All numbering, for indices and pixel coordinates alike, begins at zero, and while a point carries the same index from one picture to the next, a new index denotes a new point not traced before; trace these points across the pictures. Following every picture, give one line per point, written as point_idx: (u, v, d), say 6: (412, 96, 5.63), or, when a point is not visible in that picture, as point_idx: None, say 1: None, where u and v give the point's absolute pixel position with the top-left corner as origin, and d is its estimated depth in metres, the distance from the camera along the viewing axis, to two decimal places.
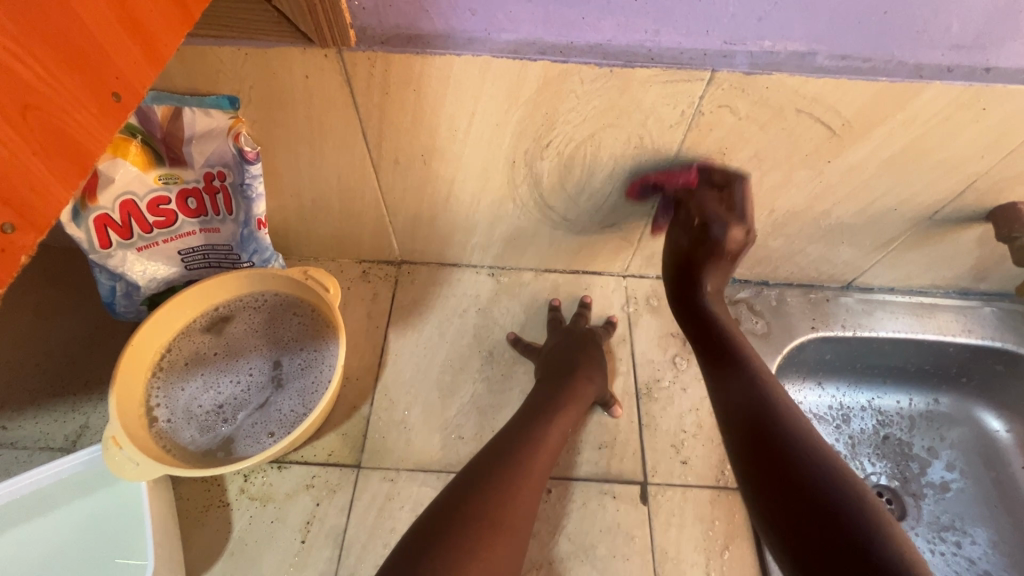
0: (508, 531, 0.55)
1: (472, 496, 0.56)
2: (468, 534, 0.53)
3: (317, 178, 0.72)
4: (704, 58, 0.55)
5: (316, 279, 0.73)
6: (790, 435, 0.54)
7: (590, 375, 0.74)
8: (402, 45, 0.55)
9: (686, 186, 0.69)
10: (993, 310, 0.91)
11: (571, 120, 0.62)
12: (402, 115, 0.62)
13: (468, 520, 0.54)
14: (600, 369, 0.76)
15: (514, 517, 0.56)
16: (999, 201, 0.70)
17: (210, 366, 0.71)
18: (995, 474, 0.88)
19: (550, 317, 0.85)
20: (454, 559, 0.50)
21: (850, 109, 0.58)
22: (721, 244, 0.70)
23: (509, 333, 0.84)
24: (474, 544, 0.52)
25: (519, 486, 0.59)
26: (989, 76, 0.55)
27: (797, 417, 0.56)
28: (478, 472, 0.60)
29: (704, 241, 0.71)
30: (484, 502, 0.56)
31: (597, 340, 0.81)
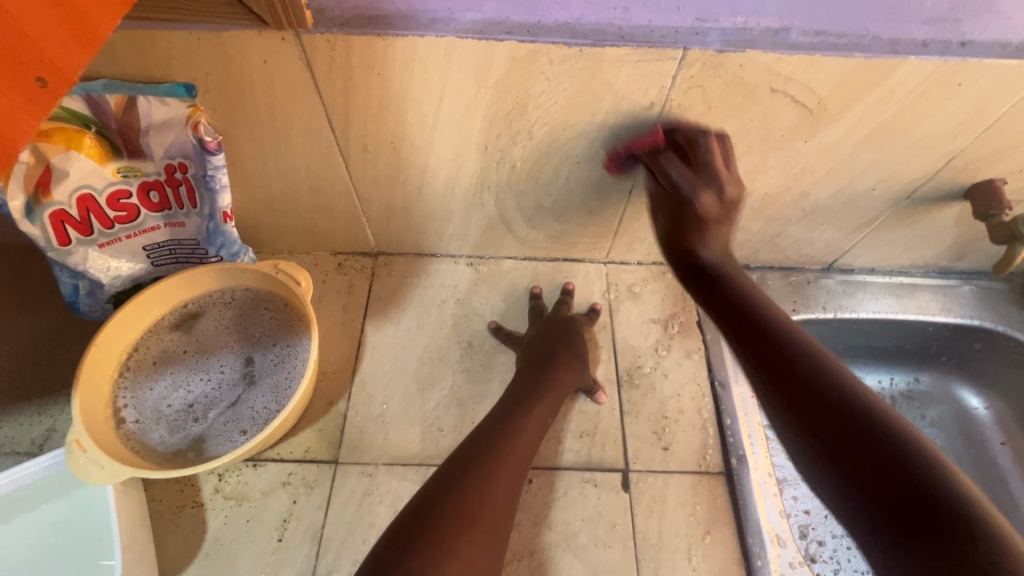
0: (485, 524, 0.53)
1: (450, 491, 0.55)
2: (447, 530, 0.51)
3: (284, 167, 0.70)
4: (676, 36, 0.53)
5: (287, 273, 0.71)
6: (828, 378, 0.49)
7: (571, 363, 0.73)
8: (363, 26, 0.53)
9: (654, 146, 0.63)
10: (973, 288, 0.91)
11: (542, 104, 0.60)
12: (367, 101, 0.60)
13: (445, 516, 0.53)
14: (582, 360, 0.75)
15: (490, 510, 0.55)
16: (976, 177, 0.70)
17: (180, 364, 0.69)
18: (973, 450, 0.90)
19: (533, 309, 0.83)
20: (431, 557, 0.49)
21: (824, 87, 0.57)
22: (709, 201, 0.61)
23: (489, 322, 0.83)
24: (452, 541, 0.51)
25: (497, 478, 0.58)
26: (965, 50, 0.54)
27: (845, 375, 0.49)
28: (457, 466, 0.58)
29: (692, 189, 0.61)
30: (461, 496, 0.54)
31: (579, 332, 0.79)
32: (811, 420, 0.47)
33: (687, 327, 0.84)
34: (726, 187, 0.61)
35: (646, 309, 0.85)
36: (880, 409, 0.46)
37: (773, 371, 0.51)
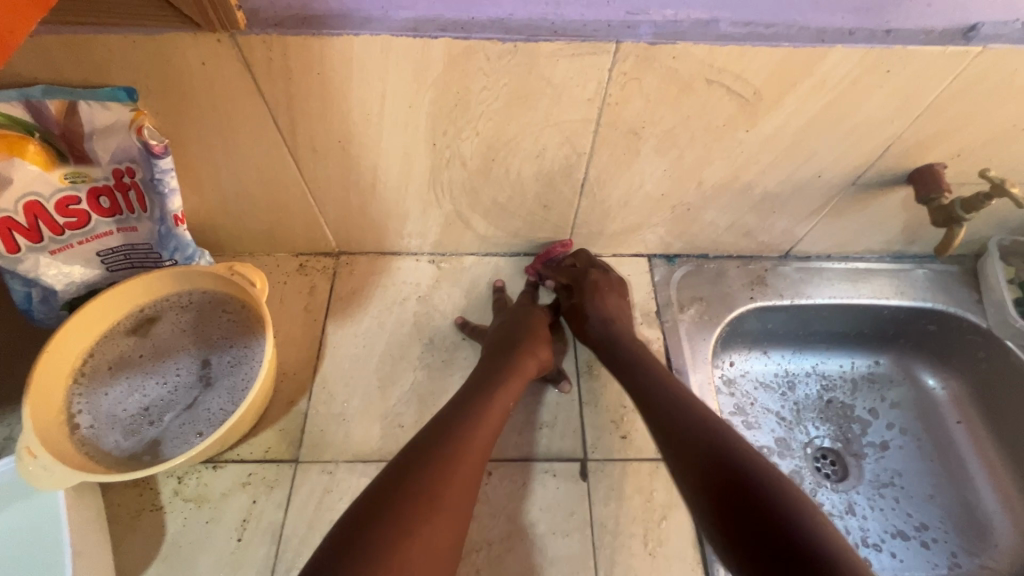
0: (441, 508, 0.54)
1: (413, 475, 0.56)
2: (407, 511, 0.53)
3: (235, 170, 0.70)
4: (609, 29, 0.55)
5: (241, 274, 0.71)
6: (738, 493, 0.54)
7: (533, 349, 0.74)
8: (297, 27, 0.53)
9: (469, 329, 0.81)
10: (926, 272, 0.93)
11: (484, 100, 0.61)
12: (310, 101, 0.61)
13: (407, 496, 0.54)
14: (544, 347, 0.76)
15: (450, 495, 0.55)
16: (916, 162, 0.71)
17: (136, 369, 0.70)
18: (931, 430, 0.92)
19: (495, 304, 0.84)
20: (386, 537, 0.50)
21: (758, 77, 0.58)
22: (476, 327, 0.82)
23: (455, 317, 0.84)
24: (413, 522, 0.52)
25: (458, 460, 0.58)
26: (890, 38, 0.56)
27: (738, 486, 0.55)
28: (420, 450, 0.59)
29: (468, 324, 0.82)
30: (424, 478, 0.55)
31: (543, 323, 0.80)
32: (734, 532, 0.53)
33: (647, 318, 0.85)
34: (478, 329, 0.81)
35: None
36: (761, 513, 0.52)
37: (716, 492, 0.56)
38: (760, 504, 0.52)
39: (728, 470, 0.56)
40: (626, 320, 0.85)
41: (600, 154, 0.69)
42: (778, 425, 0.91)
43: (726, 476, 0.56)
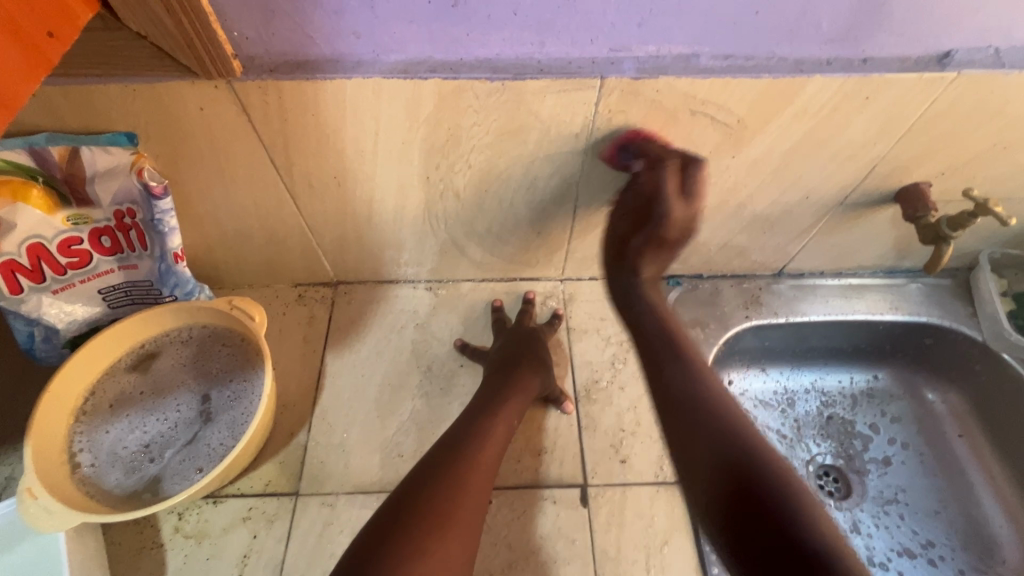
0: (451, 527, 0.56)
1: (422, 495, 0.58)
2: (417, 533, 0.54)
3: (233, 206, 0.71)
4: (593, 66, 0.56)
5: (241, 308, 0.72)
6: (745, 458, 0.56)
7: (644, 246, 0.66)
8: (291, 72, 0.55)
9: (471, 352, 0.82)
10: (919, 286, 0.94)
11: (474, 134, 0.62)
12: (306, 141, 0.62)
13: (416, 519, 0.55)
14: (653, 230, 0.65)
15: (460, 512, 0.58)
16: (902, 182, 0.73)
17: (136, 406, 0.70)
18: (933, 444, 0.92)
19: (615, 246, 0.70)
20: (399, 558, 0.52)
21: (740, 106, 0.60)
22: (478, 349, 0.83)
23: (455, 339, 0.85)
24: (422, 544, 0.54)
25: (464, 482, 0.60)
26: (867, 67, 0.57)
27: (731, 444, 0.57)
28: (429, 469, 0.61)
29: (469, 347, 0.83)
30: (432, 501, 0.57)
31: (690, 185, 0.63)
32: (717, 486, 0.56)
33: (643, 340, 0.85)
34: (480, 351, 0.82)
35: (603, 324, 0.87)
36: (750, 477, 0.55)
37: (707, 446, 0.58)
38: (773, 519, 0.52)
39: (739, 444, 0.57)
40: (623, 342, 0.85)
41: (590, 182, 0.70)
42: (779, 443, 0.91)
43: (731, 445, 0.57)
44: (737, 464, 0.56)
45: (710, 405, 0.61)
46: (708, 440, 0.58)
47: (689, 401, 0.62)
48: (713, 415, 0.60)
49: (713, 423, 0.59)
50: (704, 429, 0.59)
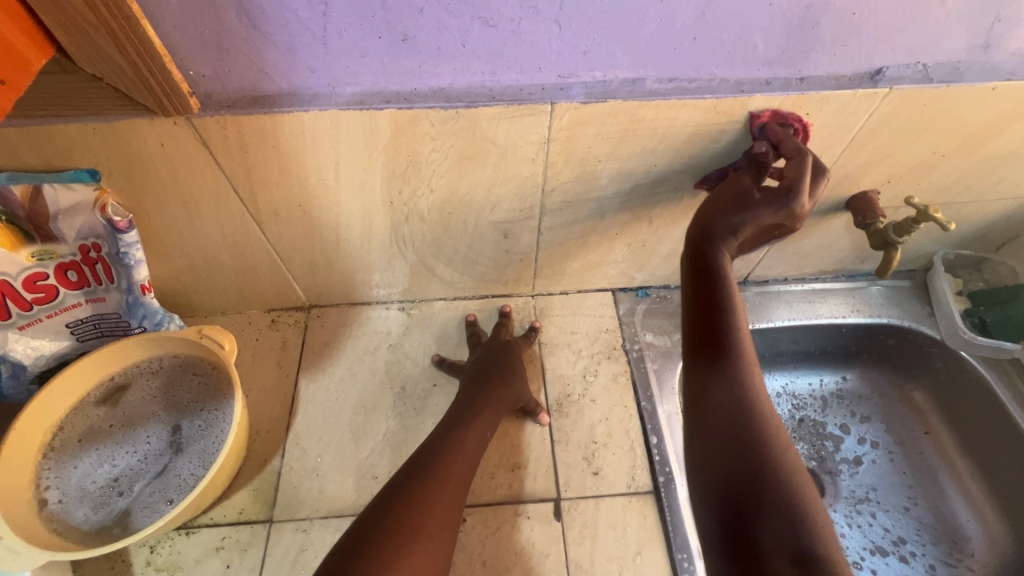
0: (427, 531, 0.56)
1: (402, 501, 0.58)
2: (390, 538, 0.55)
3: (199, 236, 0.72)
4: (543, 92, 0.59)
5: (211, 337, 0.72)
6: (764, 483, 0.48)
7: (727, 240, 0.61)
8: (249, 106, 0.56)
9: (447, 364, 0.83)
10: (880, 288, 0.96)
11: (434, 160, 0.64)
12: (268, 171, 0.64)
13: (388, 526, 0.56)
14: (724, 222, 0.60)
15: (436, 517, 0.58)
16: (852, 190, 0.75)
17: (105, 440, 0.70)
18: (901, 442, 0.94)
19: (688, 260, 0.62)
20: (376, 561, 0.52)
21: (687, 126, 0.63)
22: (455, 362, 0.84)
23: (434, 354, 0.86)
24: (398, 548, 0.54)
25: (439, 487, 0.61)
26: (804, 85, 0.60)
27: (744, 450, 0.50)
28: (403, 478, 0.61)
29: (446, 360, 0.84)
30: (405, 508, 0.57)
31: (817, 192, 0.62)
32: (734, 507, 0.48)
33: (614, 352, 0.87)
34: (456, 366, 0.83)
35: (575, 338, 0.88)
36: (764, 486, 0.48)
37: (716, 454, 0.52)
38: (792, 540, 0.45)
39: (758, 441, 0.51)
40: (593, 355, 0.87)
41: (551, 202, 0.72)
42: None
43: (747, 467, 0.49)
44: (755, 466, 0.49)
45: (741, 413, 0.52)
46: (730, 446, 0.51)
47: (724, 415, 0.53)
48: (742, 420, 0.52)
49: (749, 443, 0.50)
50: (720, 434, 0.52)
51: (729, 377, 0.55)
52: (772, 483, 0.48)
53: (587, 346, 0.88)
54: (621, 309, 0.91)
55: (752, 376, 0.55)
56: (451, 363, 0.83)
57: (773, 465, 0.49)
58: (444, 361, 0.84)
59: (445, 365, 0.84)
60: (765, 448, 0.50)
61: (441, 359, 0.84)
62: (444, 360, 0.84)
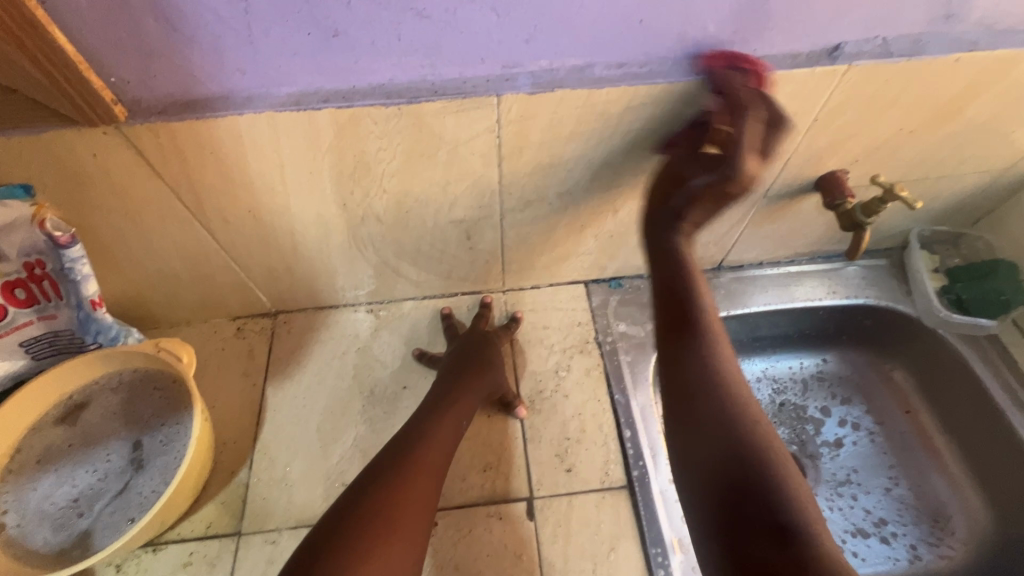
0: (402, 525, 0.57)
1: (373, 493, 0.59)
2: (364, 533, 0.55)
3: (150, 247, 0.70)
4: (488, 84, 0.56)
5: (168, 351, 0.71)
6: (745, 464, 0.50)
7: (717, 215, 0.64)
8: (180, 112, 0.54)
9: (428, 356, 0.83)
10: (857, 268, 0.95)
11: (382, 159, 0.62)
12: (211, 178, 0.61)
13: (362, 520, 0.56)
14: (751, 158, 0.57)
15: (410, 509, 0.59)
16: (820, 171, 0.74)
17: (65, 459, 0.68)
18: (882, 422, 0.93)
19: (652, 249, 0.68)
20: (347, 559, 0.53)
21: (642, 112, 0.61)
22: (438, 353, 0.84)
23: (415, 348, 0.85)
24: (370, 542, 0.55)
25: (413, 481, 0.61)
26: (760, 65, 0.58)
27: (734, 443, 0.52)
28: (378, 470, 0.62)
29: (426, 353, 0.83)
30: (380, 499, 0.58)
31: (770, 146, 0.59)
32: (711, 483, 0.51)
33: (587, 345, 0.86)
34: (437, 358, 0.82)
35: (547, 334, 0.87)
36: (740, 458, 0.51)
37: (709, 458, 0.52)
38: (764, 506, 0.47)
39: (739, 432, 0.53)
40: (566, 350, 0.85)
41: (510, 196, 0.70)
42: None
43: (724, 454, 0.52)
44: (732, 452, 0.51)
45: (709, 390, 0.56)
46: (711, 436, 0.53)
47: (708, 413, 0.55)
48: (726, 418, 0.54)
49: (729, 426, 0.53)
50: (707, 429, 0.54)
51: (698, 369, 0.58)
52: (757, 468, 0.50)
53: (559, 341, 0.86)
54: (594, 302, 0.90)
55: (727, 364, 0.58)
56: (431, 356, 0.83)
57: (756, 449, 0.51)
58: (422, 355, 0.83)
59: (425, 358, 0.83)
60: (732, 421, 0.54)
61: (422, 351, 0.83)
62: (425, 355, 0.83)
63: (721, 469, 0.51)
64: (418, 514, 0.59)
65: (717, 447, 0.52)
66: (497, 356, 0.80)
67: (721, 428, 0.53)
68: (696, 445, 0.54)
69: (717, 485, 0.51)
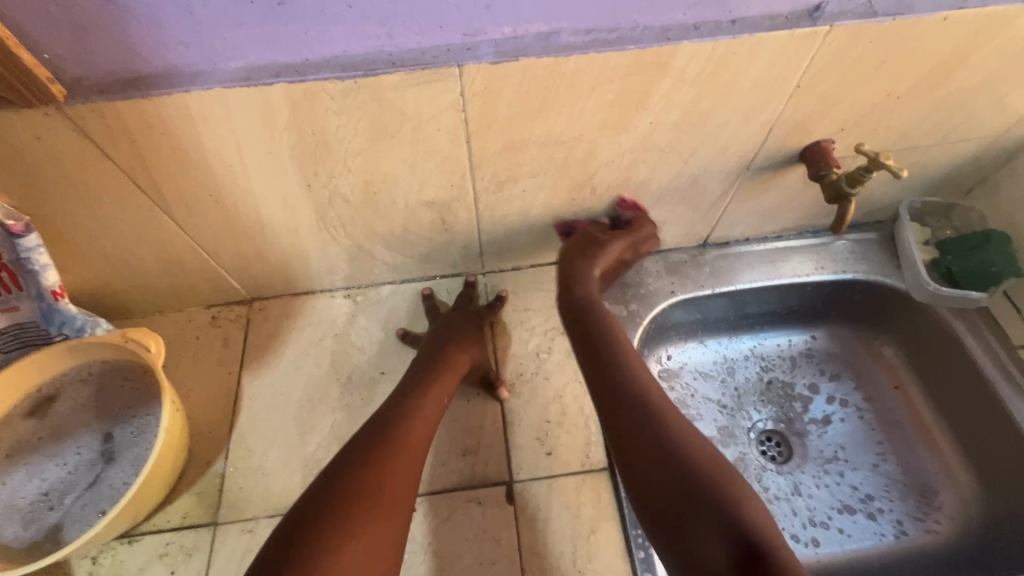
0: (383, 502, 0.56)
1: (350, 472, 0.57)
2: (344, 511, 0.54)
3: (112, 235, 0.68)
4: (449, 54, 0.53)
5: (136, 341, 0.69)
6: (700, 483, 0.54)
7: (594, 257, 0.76)
8: (124, 90, 0.51)
9: (410, 337, 0.81)
10: (846, 242, 0.92)
11: (344, 137, 0.59)
12: (166, 160, 0.59)
13: (340, 498, 0.55)
14: (622, 243, 0.76)
15: (393, 486, 0.57)
16: (804, 141, 0.71)
17: (35, 453, 0.67)
18: (870, 399, 0.92)
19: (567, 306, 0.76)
20: (328, 537, 0.52)
21: (613, 81, 0.58)
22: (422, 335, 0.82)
23: (398, 329, 0.84)
24: (351, 518, 0.53)
25: (393, 461, 0.59)
26: (736, 28, 0.55)
27: (669, 456, 0.57)
28: (355, 450, 0.60)
29: (409, 335, 0.82)
30: (359, 478, 0.56)
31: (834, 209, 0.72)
32: (676, 513, 0.54)
33: None
34: (419, 339, 0.81)
35: (528, 316, 0.85)
36: (694, 479, 0.54)
37: (674, 492, 0.54)
38: (725, 528, 0.50)
39: (661, 444, 0.58)
40: (547, 332, 0.83)
41: (482, 174, 0.68)
42: (720, 414, 0.90)
43: (675, 485, 0.55)
44: (687, 480, 0.54)
45: (643, 423, 0.60)
46: (655, 465, 0.57)
47: (650, 437, 0.59)
48: (649, 426, 0.60)
49: (654, 448, 0.58)
50: (655, 453, 0.57)
51: (625, 388, 0.64)
52: (692, 470, 0.55)
53: (541, 323, 0.84)
54: None
55: (637, 379, 0.65)
56: (414, 337, 0.81)
57: (688, 455, 0.56)
58: (404, 337, 0.82)
59: (408, 339, 0.82)
60: (664, 443, 0.58)
61: (405, 333, 0.82)
62: (408, 336, 0.82)
63: (679, 496, 0.54)
64: (401, 492, 0.58)
65: (670, 474, 0.55)
66: (477, 334, 0.78)
67: (653, 447, 0.58)
68: (641, 462, 0.58)
69: (669, 500, 0.55)
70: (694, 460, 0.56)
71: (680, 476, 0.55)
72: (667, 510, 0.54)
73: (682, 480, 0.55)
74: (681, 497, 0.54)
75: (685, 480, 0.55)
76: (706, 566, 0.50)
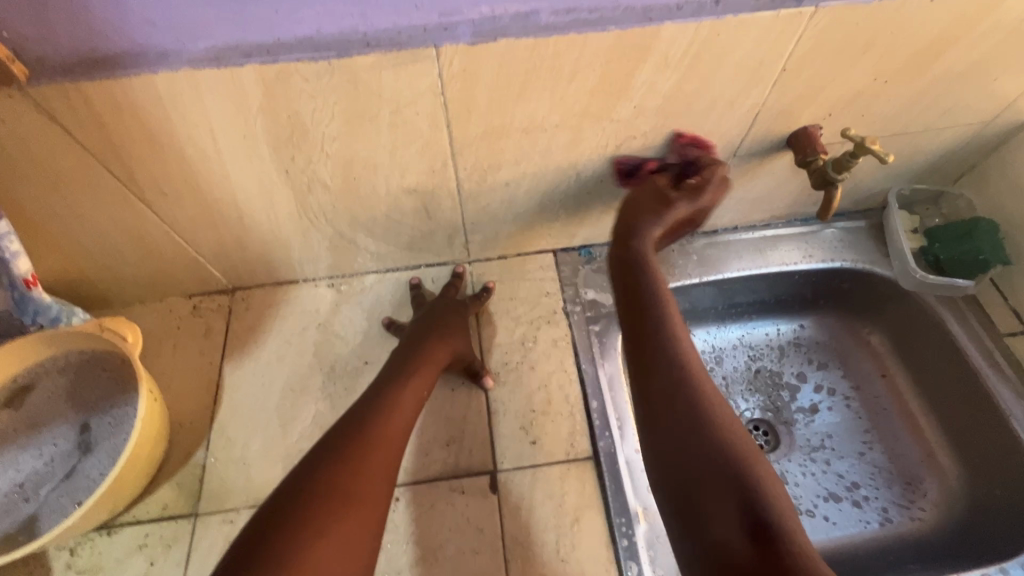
0: (357, 501, 0.55)
1: (323, 470, 0.56)
2: (316, 510, 0.52)
3: (86, 222, 0.66)
4: (425, 34, 0.52)
5: (112, 331, 0.67)
6: (721, 458, 0.52)
7: (662, 216, 0.69)
8: (90, 71, 0.50)
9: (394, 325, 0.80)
10: (835, 230, 0.92)
11: (320, 121, 0.58)
12: (137, 144, 0.57)
13: (313, 497, 0.53)
14: (684, 209, 0.68)
15: (368, 485, 0.56)
16: (792, 127, 0.70)
17: (11, 444, 0.67)
18: (857, 387, 0.92)
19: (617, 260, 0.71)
20: (299, 537, 0.50)
21: (595, 64, 0.56)
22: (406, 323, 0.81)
23: (383, 318, 0.83)
24: (324, 517, 0.52)
25: (369, 458, 0.58)
26: (721, 8, 0.54)
27: (694, 430, 0.54)
28: (330, 446, 0.58)
29: (393, 324, 0.80)
30: (334, 476, 0.55)
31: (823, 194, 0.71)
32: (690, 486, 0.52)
33: (555, 316, 0.83)
34: (403, 328, 0.80)
35: (514, 305, 0.84)
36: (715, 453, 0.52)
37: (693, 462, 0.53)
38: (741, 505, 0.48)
39: (691, 416, 0.56)
40: (533, 321, 0.83)
41: (464, 160, 0.66)
42: None
43: (695, 457, 0.53)
44: (706, 454, 0.53)
45: (673, 391, 0.58)
46: (676, 435, 0.55)
47: (675, 405, 0.57)
48: (681, 408, 0.56)
49: (680, 419, 0.56)
50: (679, 424, 0.56)
51: (657, 352, 0.61)
52: (716, 445, 0.53)
53: (527, 312, 0.83)
54: (563, 271, 0.87)
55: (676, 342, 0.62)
56: (398, 325, 0.80)
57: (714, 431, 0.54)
58: (389, 326, 0.81)
59: (392, 328, 0.81)
60: (690, 417, 0.56)
61: (389, 322, 0.81)
62: (391, 325, 0.81)
63: (696, 467, 0.52)
64: (377, 489, 0.57)
65: (689, 447, 0.54)
66: (461, 324, 0.77)
67: (677, 420, 0.56)
68: (660, 431, 0.57)
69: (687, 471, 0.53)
70: (721, 434, 0.54)
71: (702, 452, 0.53)
72: (681, 482, 0.53)
73: (699, 455, 0.53)
74: (700, 470, 0.52)
75: (703, 455, 0.53)
76: (717, 539, 0.48)
